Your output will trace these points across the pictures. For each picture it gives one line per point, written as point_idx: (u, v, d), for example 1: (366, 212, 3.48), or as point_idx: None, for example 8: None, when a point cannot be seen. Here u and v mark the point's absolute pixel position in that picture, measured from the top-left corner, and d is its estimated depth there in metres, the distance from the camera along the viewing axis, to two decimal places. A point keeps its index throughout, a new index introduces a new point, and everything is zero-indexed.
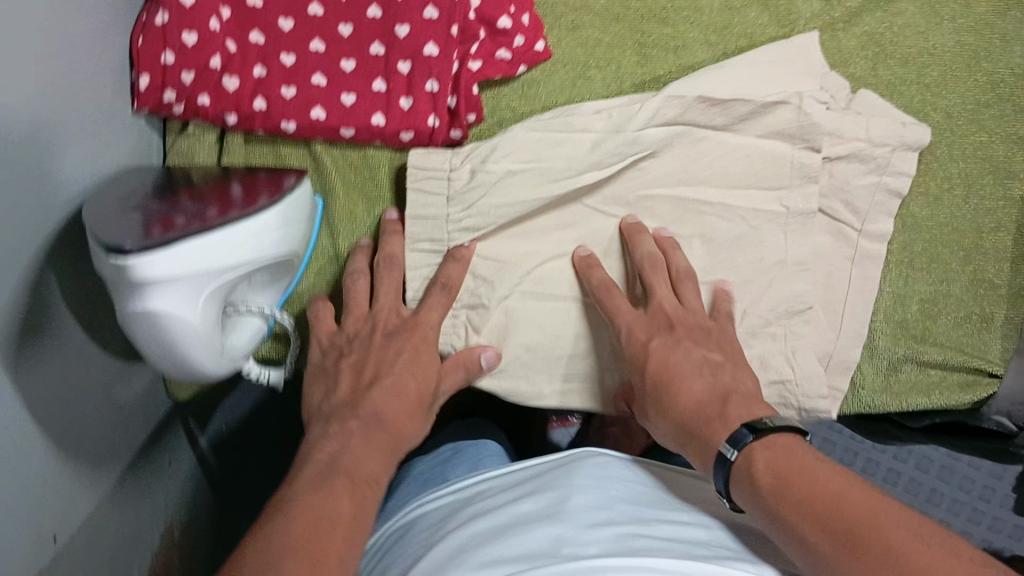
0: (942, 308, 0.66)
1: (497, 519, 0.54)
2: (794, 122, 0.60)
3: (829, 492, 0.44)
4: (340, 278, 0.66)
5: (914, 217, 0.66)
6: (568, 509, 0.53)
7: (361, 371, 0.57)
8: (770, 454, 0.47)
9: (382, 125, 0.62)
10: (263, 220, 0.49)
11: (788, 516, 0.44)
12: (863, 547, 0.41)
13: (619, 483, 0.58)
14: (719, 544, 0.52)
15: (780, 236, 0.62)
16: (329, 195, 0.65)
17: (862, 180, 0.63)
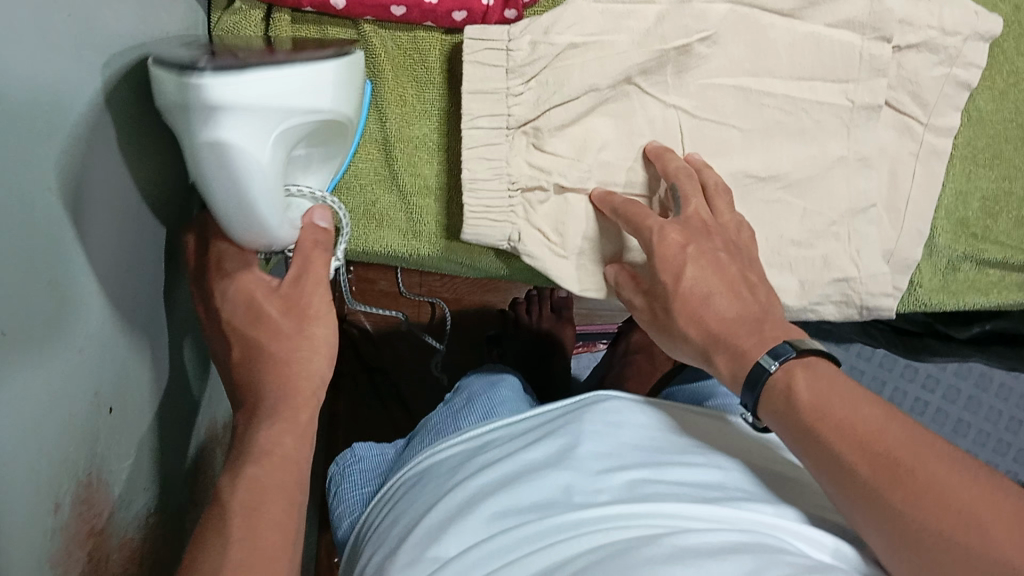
0: (1005, 207, 0.64)
1: (507, 465, 0.56)
2: (866, 10, 0.60)
3: (853, 436, 0.46)
4: (389, 165, 0.64)
5: (980, 112, 0.64)
6: (577, 455, 0.56)
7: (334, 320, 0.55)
8: (810, 384, 0.48)
9: (436, 3, 0.60)
10: (333, 72, 0.48)
11: (814, 449, 0.47)
12: (897, 481, 0.44)
13: (634, 427, 0.59)
14: (736, 488, 0.54)
15: (843, 131, 0.62)
16: (378, 78, 0.63)
17: (929, 72, 0.61)
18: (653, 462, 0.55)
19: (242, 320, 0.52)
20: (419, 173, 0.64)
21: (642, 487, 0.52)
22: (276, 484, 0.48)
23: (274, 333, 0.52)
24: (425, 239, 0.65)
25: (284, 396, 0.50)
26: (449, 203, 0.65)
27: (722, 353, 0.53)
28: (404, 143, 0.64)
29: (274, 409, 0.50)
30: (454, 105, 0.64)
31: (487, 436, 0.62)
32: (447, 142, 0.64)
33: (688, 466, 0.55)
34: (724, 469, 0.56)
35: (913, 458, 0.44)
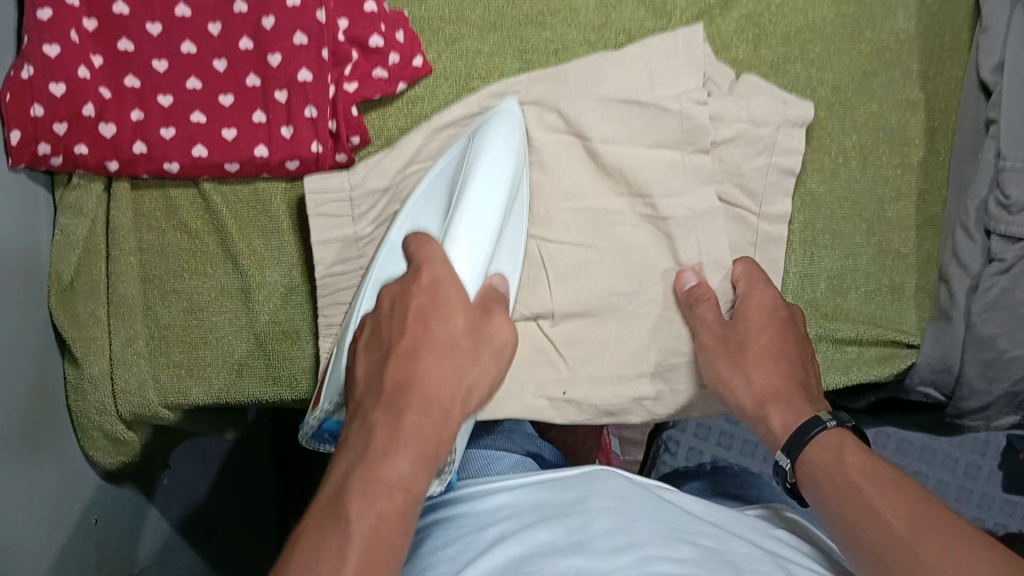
0: (852, 284, 0.66)
1: (517, 545, 0.48)
2: (678, 128, 0.63)
3: (874, 509, 0.48)
4: (245, 315, 0.65)
5: (813, 194, 0.66)
6: (591, 537, 0.48)
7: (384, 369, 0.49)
8: (859, 463, 0.51)
9: (267, 155, 0.62)
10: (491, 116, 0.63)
11: (846, 511, 0.50)
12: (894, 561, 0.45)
13: (645, 503, 0.53)
14: (748, 567, 0.47)
15: (692, 240, 0.64)
16: (224, 233, 0.64)
17: (751, 164, 0.64)
18: (679, 535, 0.50)
19: (426, 304, 0.51)
20: (275, 320, 0.65)
21: (672, 547, 0.47)
22: (394, 507, 0.43)
23: (434, 367, 0.49)
24: (286, 385, 0.65)
25: (418, 433, 0.46)
26: (308, 347, 0.65)
27: (777, 410, 0.58)
28: (257, 293, 0.64)
29: (413, 436, 0.46)
30: (308, 251, 0.65)
31: (497, 512, 0.54)
32: (302, 287, 0.65)
33: (698, 546, 0.48)
34: (742, 545, 0.51)
35: (925, 525, 0.46)
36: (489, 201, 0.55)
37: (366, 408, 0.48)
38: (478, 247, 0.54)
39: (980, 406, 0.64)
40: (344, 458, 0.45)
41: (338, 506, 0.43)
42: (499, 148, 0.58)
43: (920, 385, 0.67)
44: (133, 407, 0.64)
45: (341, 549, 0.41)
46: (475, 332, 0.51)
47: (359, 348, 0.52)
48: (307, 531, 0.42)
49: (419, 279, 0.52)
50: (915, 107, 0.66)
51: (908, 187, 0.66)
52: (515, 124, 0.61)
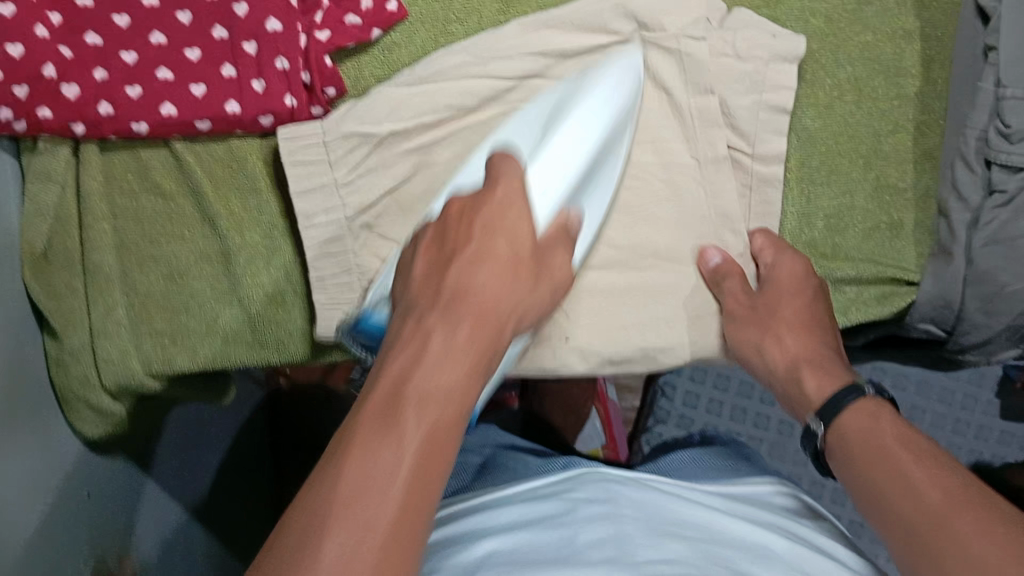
0: (850, 222, 0.64)
1: (517, 551, 0.53)
2: (679, 72, 0.62)
3: (904, 476, 0.50)
4: (226, 277, 0.62)
5: (808, 130, 0.64)
6: (580, 544, 0.53)
7: (441, 243, 0.52)
8: (895, 428, 0.53)
9: (238, 111, 0.59)
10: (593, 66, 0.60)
11: (875, 483, 0.52)
12: (926, 526, 0.47)
13: (629, 500, 0.59)
14: (733, 556, 0.52)
15: (698, 188, 0.63)
16: (199, 194, 0.62)
17: (739, 100, 0.62)
18: (670, 529, 0.55)
19: (490, 218, 0.52)
20: (258, 283, 0.62)
21: (664, 545, 0.53)
22: (444, 422, 0.43)
23: (486, 280, 0.50)
24: (275, 349, 0.64)
25: (472, 344, 0.47)
26: (295, 309, 0.63)
27: (812, 375, 0.60)
28: (238, 255, 0.62)
29: (468, 345, 0.47)
30: (288, 207, 0.63)
31: (500, 513, 0.59)
32: (285, 245, 0.62)
33: (682, 539, 0.54)
34: (725, 524, 0.57)
35: (960, 500, 0.47)
36: (574, 141, 0.57)
37: (416, 313, 0.48)
38: (562, 172, 0.56)
39: (980, 340, 0.63)
40: (396, 357, 0.45)
41: (391, 414, 0.42)
42: (601, 97, 0.58)
43: (921, 323, 0.66)
44: (117, 377, 0.62)
45: (396, 454, 0.40)
46: (514, 262, 0.52)
47: (410, 262, 0.53)
48: (360, 425, 0.42)
49: (496, 188, 0.53)
50: (909, 37, 0.64)
51: (905, 120, 0.64)
52: (634, 85, 0.60)
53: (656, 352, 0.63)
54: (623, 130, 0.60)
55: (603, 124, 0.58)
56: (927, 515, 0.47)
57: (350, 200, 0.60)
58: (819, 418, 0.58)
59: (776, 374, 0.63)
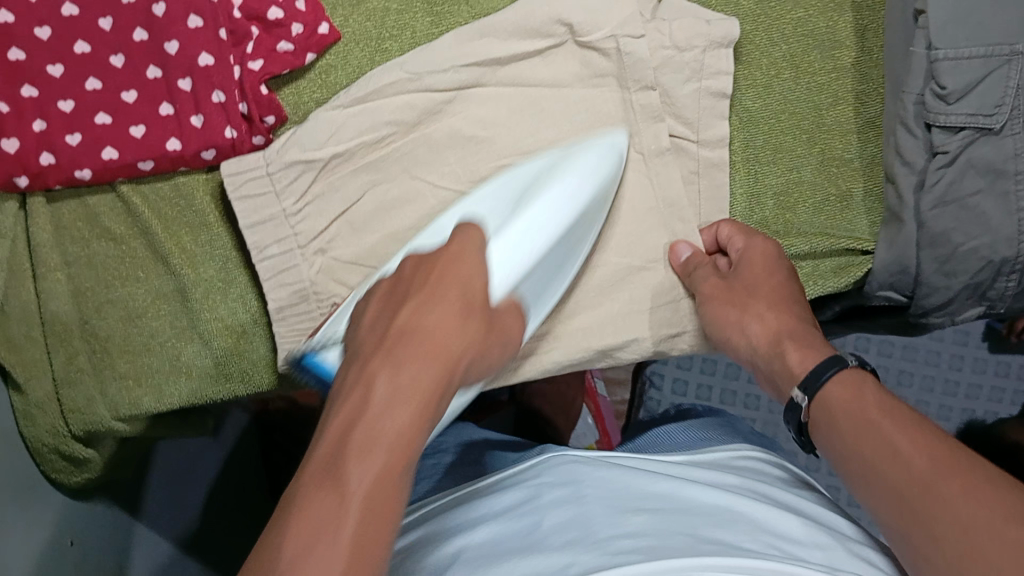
0: (800, 198, 0.65)
1: (497, 547, 0.52)
2: (615, 68, 0.62)
3: (891, 443, 0.47)
4: (184, 314, 0.63)
5: (749, 111, 0.65)
6: (544, 534, 0.52)
7: (393, 292, 0.48)
8: (878, 396, 0.51)
9: (180, 148, 0.59)
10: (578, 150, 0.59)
11: (858, 455, 0.49)
12: (912, 498, 0.45)
13: (597, 478, 0.58)
14: (710, 527, 0.52)
15: (644, 179, 0.63)
16: (150, 234, 0.62)
17: (682, 90, 0.63)
18: (633, 504, 0.54)
19: (448, 267, 0.48)
20: (216, 317, 0.62)
21: (626, 521, 0.52)
22: (392, 462, 0.39)
23: (428, 317, 0.45)
24: (241, 381, 0.63)
25: (416, 385, 0.42)
26: (256, 339, 0.63)
27: (794, 348, 0.57)
28: (194, 292, 0.62)
29: (409, 389, 0.42)
30: (240, 238, 0.63)
31: (465, 514, 0.59)
32: (241, 277, 0.63)
33: (654, 512, 0.53)
34: (693, 491, 0.57)
35: (947, 466, 0.44)
36: (556, 208, 0.55)
37: (360, 360, 0.44)
38: (518, 249, 0.53)
39: (942, 302, 0.64)
40: (343, 405, 0.41)
41: (333, 466, 0.38)
42: (572, 175, 0.57)
43: (881, 291, 0.66)
44: (84, 424, 0.62)
45: (337, 509, 0.37)
46: (466, 305, 0.47)
47: (362, 307, 0.49)
48: (300, 492, 0.38)
49: (447, 247, 0.50)
50: (841, 8, 0.65)
51: (845, 92, 0.65)
52: (612, 159, 0.60)
53: (617, 348, 0.64)
54: (598, 207, 0.59)
55: (566, 220, 0.56)
56: (914, 481, 0.45)
57: (300, 226, 0.61)
58: (802, 392, 0.55)
59: (755, 355, 0.60)
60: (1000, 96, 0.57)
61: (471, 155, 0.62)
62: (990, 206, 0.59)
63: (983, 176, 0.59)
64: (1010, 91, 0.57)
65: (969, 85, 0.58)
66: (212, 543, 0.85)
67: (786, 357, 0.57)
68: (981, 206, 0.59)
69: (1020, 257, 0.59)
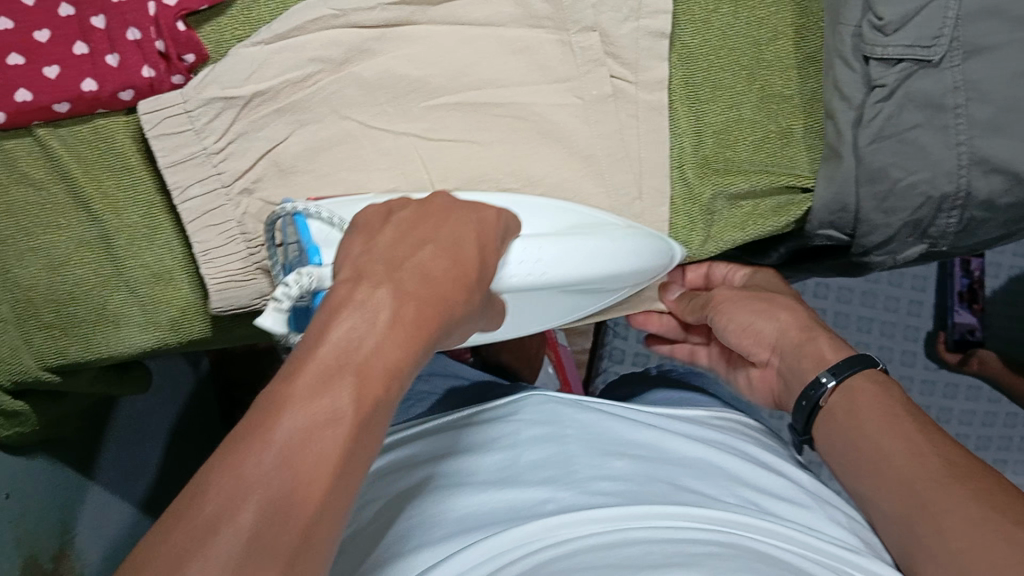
0: (739, 136, 0.64)
1: (480, 478, 0.54)
2: (552, 11, 0.60)
3: (898, 452, 0.52)
4: (109, 263, 0.61)
5: (688, 49, 0.63)
6: (524, 471, 0.53)
7: (410, 227, 0.45)
8: (897, 407, 0.55)
9: (97, 89, 0.57)
10: (635, 228, 0.61)
11: (872, 466, 0.53)
12: (920, 501, 0.49)
13: (576, 422, 0.59)
14: (687, 477, 0.53)
15: (581, 125, 0.63)
16: (71, 180, 0.60)
17: (620, 29, 0.61)
18: (613, 448, 0.56)
19: (482, 235, 0.47)
20: (143, 264, 0.62)
21: (609, 464, 0.53)
22: (380, 401, 0.37)
23: (430, 263, 0.43)
24: (171, 330, 0.63)
25: (421, 320, 0.40)
26: (185, 286, 0.63)
27: (806, 356, 0.60)
28: (117, 238, 0.61)
29: (416, 321, 0.40)
30: (163, 181, 0.61)
31: (441, 445, 0.59)
32: (165, 222, 0.62)
33: (631, 458, 0.54)
34: (676, 442, 0.58)
35: (963, 471, 0.49)
36: (586, 255, 0.55)
37: (378, 279, 0.40)
38: (539, 245, 0.52)
39: (883, 239, 0.63)
40: (345, 315, 0.38)
41: (329, 378, 0.35)
42: (618, 249, 0.58)
43: (821, 230, 0.66)
44: (11, 376, 0.61)
45: (337, 433, 0.34)
46: (477, 267, 0.45)
47: (376, 228, 0.45)
48: (273, 390, 0.35)
49: (488, 211, 0.49)
50: None
51: (784, 27, 0.64)
52: (663, 261, 0.63)
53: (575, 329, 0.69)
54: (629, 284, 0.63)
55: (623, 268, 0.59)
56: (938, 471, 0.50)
57: (224, 167, 0.59)
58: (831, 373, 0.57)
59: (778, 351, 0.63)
60: (939, 27, 0.56)
61: (402, 95, 0.61)
62: (928, 139, 0.58)
63: (922, 110, 0.58)
64: (949, 22, 0.56)
65: (907, 15, 0.57)
66: (173, 501, 0.86)
67: (818, 343, 0.60)
68: (919, 140, 0.58)
69: (959, 193, 0.59)
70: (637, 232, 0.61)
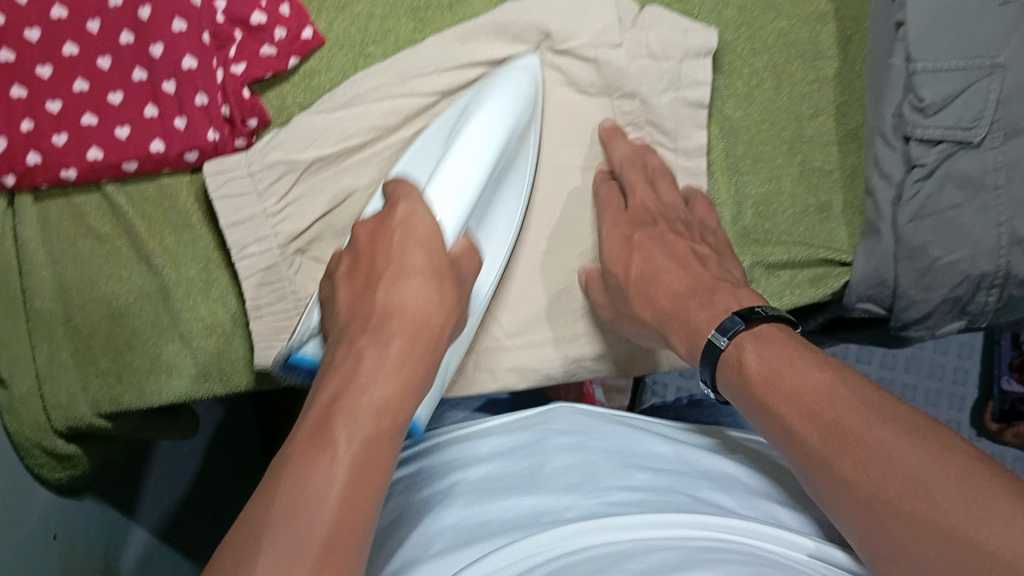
0: (778, 208, 0.66)
1: (497, 487, 0.53)
2: (598, 80, 0.63)
3: (839, 417, 0.43)
4: (163, 313, 0.64)
5: (730, 121, 0.65)
6: (544, 478, 0.53)
7: (365, 274, 0.50)
8: (812, 364, 0.46)
9: (164, 149, 0.60)
10: (509, 71, 0.60)
11: (831, 441, 0.43)
12: (824, 446, 0.43)
13: (595, 435, 0.59)
14: (706, 488, 0.52)
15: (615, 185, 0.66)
16: (133, 234, 0.63)
17: (659, 99, 0.63)
18: (633, 461, 0.55)
19: (411, 226, 0.50)
20: (197, 317, 0.64)
21: (628, 476, 0.53)
22: (377, 431, 0.41)
23: (409, 297, 0.47)
24: (219, 381, 0.65)
25: (404, 359, 0.45)
26: (235, 340, 0.65)
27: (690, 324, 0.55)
28: (176, 291, 0.63)
29: (401, 360, 0.45)
30: (221, 238, 0.64)
31: (466, 458, 0.59)
32: (222, 277, 0.64)
33: (650, 471, 0.54)
34: (692, 455, 0.58)
35: (912, 424, 0.41)
36: (486, 134, 0.55)
37: (354, 334, 0.46)
38: (444, 169, 0.54)
39: (921, 315, 0.63)
40: (330, 382, 0.43)
41: (324, 426, 0.41)
42: (503, 114, 0.57)
43: (859, 302, 0.65)
44: (66, 420, 0.64)
45: (330, 475, 0.38)
46: (437, 267, 0.49)
47: (336, 293, 0.50)
48: (292, 451, 0.40)
49: (395, 210, 0.51)
50: (823, 19, 0.65)
51: (826, 102, 0.66)
52: (528, 82, 0.60)
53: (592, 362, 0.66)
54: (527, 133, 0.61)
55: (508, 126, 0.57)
56: (824, 438, 0.43)
57: (281, 229, 0.61)
58: (722, 332, 0.51)
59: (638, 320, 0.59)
60: (980, 108, 0.57)
61: None
62: (969, 218, 0.58)
63: (962, 189, 0.58)
64: (990, 103, 0.57)
65: (948, 96, 0.58)
66: (205, 537, 0.87)
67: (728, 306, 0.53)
68: (960, 220, 0.58)
69: (1000, 273, 0.59)
70: (495, 83, 0.59)
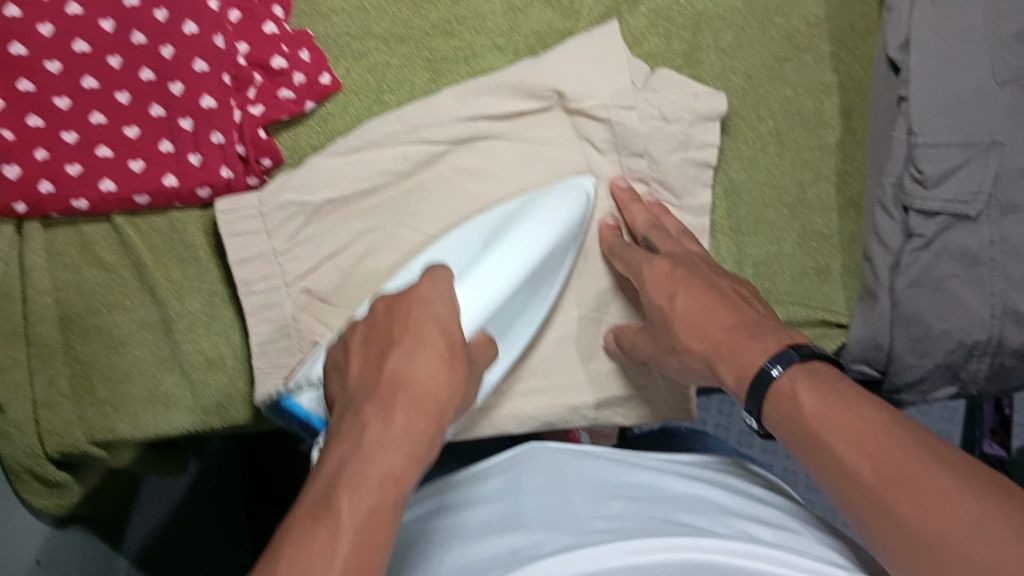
0: (779, 269, 0.67)
1: (490, 524, 0.50)
2: (609, 138, 0.64)
3: (898, 465, 0.42)
4: (165, 344, 0.64)
5: (734, 182, 0.67)
6: (535, 516, 0.50)
7: (375, 344, 0.48)
8: (871, 412, 0.45)
9: (177, 185, 0.60)
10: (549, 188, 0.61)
11: (879, 509, 0.42)
12: (883, 495, 0.41)
13: (582, 473, 0.56)
14: (684, 512, 0.50)
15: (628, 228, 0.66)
16: (139, 264, 0.63)
17: (667, 160, 0.64)
18: (612, 491, 0.53)
19: (417, 307, 0.49)
20: (198, 350, 0.64)
21: (604, 507, 0.50)
22: (382, 501, 0.39)
23: (418, 367, 0.46)
24: (217, 415, 0.65)
25: (410, 431, 0.43)
26: (234, 372, 0.65)
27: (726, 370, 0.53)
28: (178, 323, 0.64)
29: (407, 435, 0.43)
30: (229, 275, 0.65)
31: (453, 495, 0.57)
32: (226, 312, 0.65)
33: (630, 503, 0.51)
34: (669, 481, 0.55)
35: (970, 481, 0.40)
36: (524, 237, 0.57)
37: (363, 404, 0.44)
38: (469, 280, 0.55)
39: (915, 380, 0.64)
40: (335, 452, 0.42)
41: (325, 501, 0.39)
42: (538, 220, 0.58)
43: (854, 363, 0.66)
44: (60, 446, 0.63)
45: (332, 540, 0.37)
46: (451, 346, 0.48)
47: (345, 362, 0.49)
48: (294, 525, 0.38)
49: (417, 287, 0.50)
50: (827, 90, 0.67)
51: (827, 169, 0.67)
52: (581, 201, 0.62)
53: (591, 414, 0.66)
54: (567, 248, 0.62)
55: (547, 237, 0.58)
56: (884, 478, 0.42)
57: (287, 269, 0.62)
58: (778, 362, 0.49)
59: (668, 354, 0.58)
60: (978, 184, 0.59)
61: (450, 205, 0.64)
62: (964, 289, 0.60)
63: (960, 261, 0.60)
64: (987, 180, 0.59)
65: (949, 170, 0.60)
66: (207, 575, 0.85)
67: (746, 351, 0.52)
68: (955, 290, 0.60)
69: (991, 342, 0.60)
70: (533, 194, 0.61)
